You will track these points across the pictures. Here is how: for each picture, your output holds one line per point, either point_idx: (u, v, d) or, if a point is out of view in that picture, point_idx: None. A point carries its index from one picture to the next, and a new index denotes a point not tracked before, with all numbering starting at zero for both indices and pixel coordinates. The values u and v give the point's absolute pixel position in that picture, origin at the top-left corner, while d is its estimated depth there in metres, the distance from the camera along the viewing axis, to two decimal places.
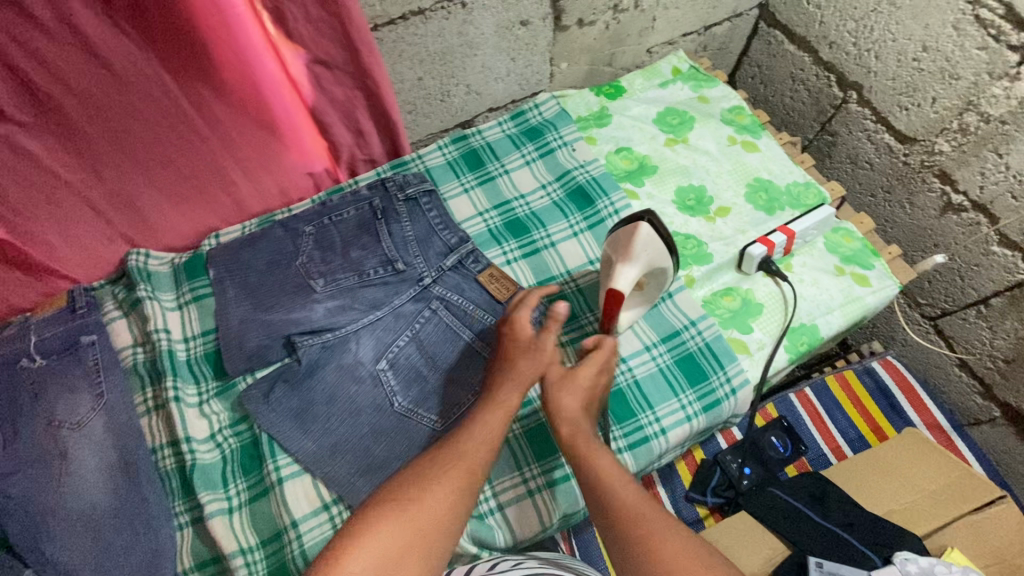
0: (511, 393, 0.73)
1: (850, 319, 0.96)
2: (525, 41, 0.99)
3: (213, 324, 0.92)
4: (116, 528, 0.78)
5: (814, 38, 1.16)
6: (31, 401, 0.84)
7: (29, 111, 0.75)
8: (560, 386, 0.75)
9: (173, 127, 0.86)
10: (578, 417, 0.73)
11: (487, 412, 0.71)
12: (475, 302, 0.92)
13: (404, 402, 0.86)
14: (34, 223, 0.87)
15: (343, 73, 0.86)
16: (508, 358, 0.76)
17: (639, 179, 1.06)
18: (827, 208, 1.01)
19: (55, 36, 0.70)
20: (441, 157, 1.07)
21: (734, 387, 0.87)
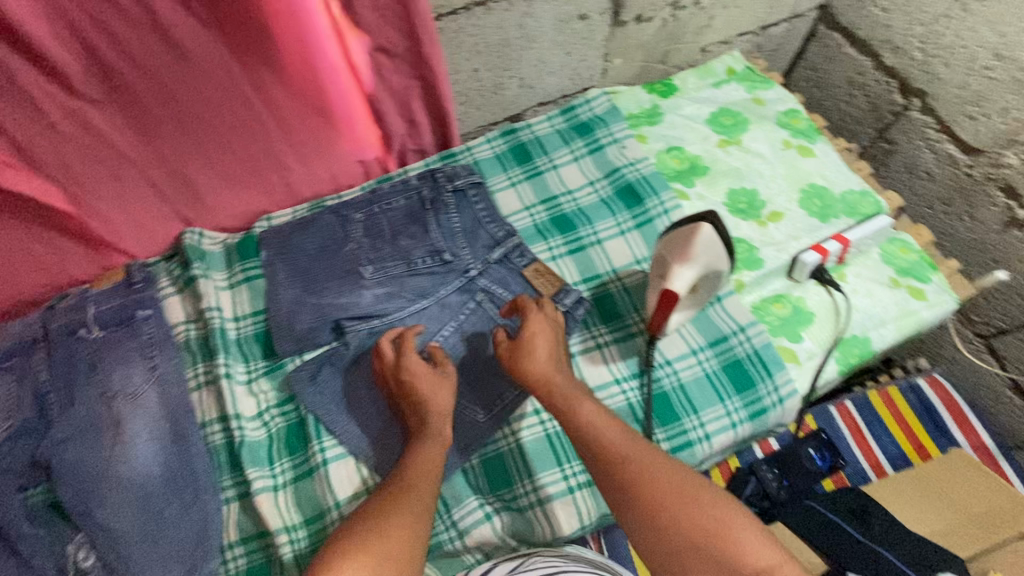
0: (437, 419, 0.77)
1: (904, 334, 0.93)
2: (582, 36, 0.98)
3: (263, 305, 0.94)
4: (166, 497, 0.80)
5: (877, 43, 1.13)
6: (87, 370, 0.86)
7: (99, 86, 0.77)
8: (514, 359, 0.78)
9: (232, 108, 0.87)
10: (545, 376, 0.76)
11: (423, 444, 0.75)
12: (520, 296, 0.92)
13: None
14: (96, 195, 0.89)
15: (403, 61, 0.87)
16: (419, 399, 0.78)
17: (690, 180, 1.04)
18: (885, 218, 0.99)
19: (129, 13, 0.71)
20: (489, 150, 1.07)
21: (781, 396, 0.85)
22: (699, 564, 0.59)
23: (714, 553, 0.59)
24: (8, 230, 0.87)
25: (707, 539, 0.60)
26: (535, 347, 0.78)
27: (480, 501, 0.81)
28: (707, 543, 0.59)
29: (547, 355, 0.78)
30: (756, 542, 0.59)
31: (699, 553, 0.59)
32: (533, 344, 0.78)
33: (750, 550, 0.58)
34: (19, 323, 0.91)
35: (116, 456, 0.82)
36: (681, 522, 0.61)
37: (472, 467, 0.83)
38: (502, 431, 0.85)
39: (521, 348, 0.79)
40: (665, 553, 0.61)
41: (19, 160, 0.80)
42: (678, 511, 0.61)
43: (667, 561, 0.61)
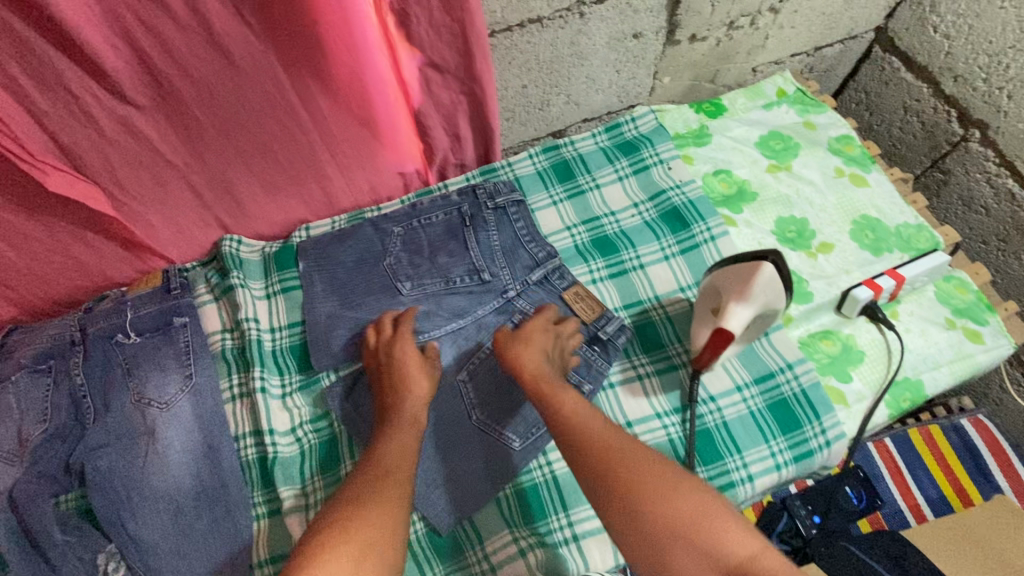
0: (413, 406, 0.76)
1: (958, 378, 0.89)
2: (633, 54, 0.96)
3: (299, 316, 0.93)
4: (197, 510, 0.80)
5: (937, 70, 1.08)
6: (123, 376, 0.86)
7: (148, 95, 0.76)
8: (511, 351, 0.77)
9: (278, 118, 0.86)
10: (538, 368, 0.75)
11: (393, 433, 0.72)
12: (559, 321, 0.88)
13: (480, 416, 0.83)
14: (139, 201, 0.88)
15: (453, 77, 0.85)
16: (401, 381, 0.78)
17: (737, 206, 1.01)
18: (941, 254, 0.94)
19: (183, 23, 0.70)
20: (531, 166, 1.05)
21: (829, 439, 0.82)
22: (675, 548, 0.56)
23: (690, 537, 0.56)
24: (52, 233, 0.87)
25: (683, 521, 0.57)
26: (527, 338, 0.78)
27: (511, 532, 0.79)
28: (684, 527, 0.57)
29: (541, 349, 0.78)
30: (734, 526, 0.56)
31: (676, 538, 0.56)
32: (529, 338, 0.78)
33: (732, 538, 0.55)
34: (58, 325, 0.91)
35: (149, 465, 0.81)
36: (658, 505, 0.58)
37: (506, 496, 0.82)
38: (537, 461, 0.83)
39: (518, 337, 0.79)
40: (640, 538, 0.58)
41: (65, 165, 0.79)
42: (655, 495, 0.59)
43: (642, 546, 0.58)
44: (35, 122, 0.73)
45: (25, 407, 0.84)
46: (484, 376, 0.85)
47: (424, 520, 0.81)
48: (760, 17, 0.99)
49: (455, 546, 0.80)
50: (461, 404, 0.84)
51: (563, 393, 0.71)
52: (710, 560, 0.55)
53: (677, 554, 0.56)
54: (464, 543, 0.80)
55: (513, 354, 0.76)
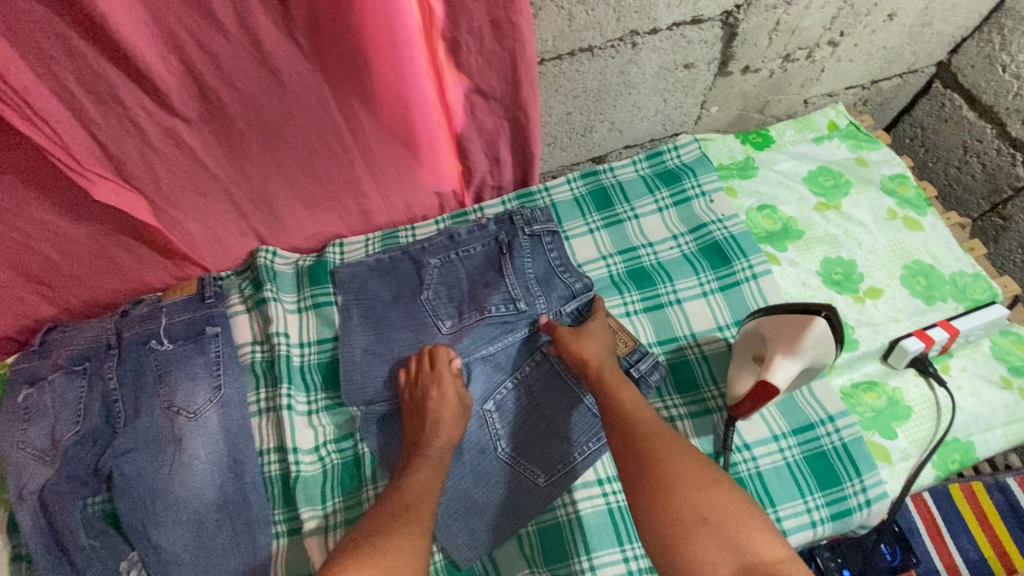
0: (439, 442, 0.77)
1: (1013, 442, 0.84)
2: (683, 84, 0.93)
3: (330, 333, 0.94)
4: (218, 523, 0.80)
5: (1003, 111, 1.02)
6: (154, 383, 0.87)
7: (196, 109, 0.76)
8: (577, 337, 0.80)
9: (321, 135, 0.86)
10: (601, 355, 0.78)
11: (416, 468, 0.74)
12: None
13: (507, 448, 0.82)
14: (179, 210, 0.89)
15: (498, 103, 0.83)
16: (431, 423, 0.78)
17: (782, 243, 0.97)
18: (999, 308, 0.89)
19: (234, 41, 0.69)
20: (569, 192, 1.03)
21: (870, 498, 0.78)
22: (703, 539, 0.56)
23: (724, 532, 0.56)
24: (95, 236, 0.88)
25: (717, 516, 0.57)
26: (591, 334, 0.81)
27: (531, 571, 0.77)
28: (719, 523, 0.56)
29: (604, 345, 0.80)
30: (769, 534, 0.56)
31: (707, 531, 0.56)
32: (593, 332, 0.82)
33: (761, 542, 0.55)
34: (95, 327, 0.92)
35: (175, 474, 0.82)
36: (697, 497, 0.58)
37: (528, 532, 0.79)
38: (562, 498, 0.81)
39: (583, 330, 0.82)
40: (671, 527, 0.58)
41: (111, 173, 0.80)
42: (693, 484, 0.60)
43: (667, 534, 0.58)
44: (86, 132, 0.74)
45: (59, 407, 0.86)
46: (510, 408, 0.84)
47: (443, 549, 0.78)
48: (818, 50, 0.96)
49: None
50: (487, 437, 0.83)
51: (623, 387, 0.74)
52: (739, 556, 0.55)
53: (705, 546, 0.56)
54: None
55: (580, 343, 0.79)
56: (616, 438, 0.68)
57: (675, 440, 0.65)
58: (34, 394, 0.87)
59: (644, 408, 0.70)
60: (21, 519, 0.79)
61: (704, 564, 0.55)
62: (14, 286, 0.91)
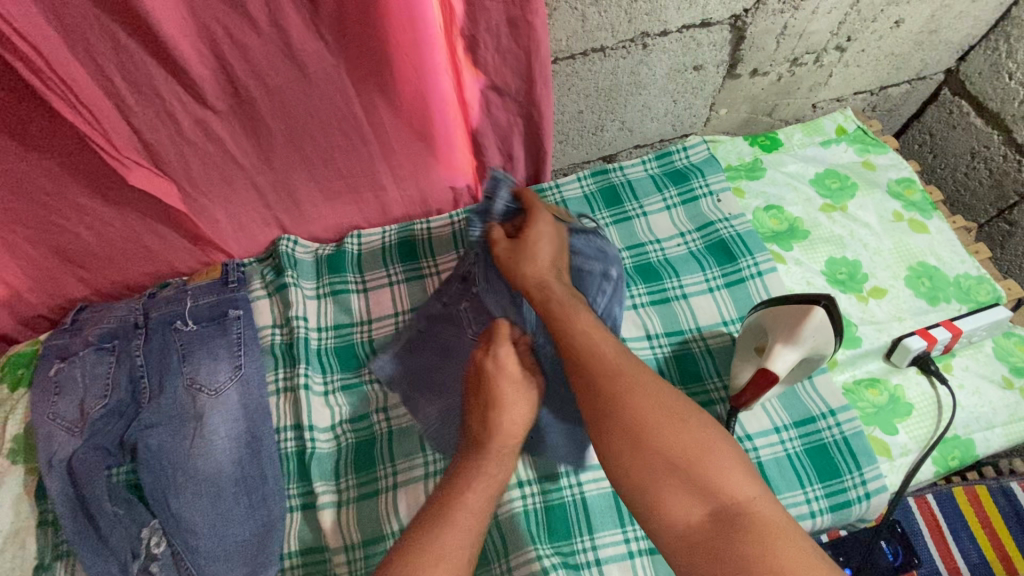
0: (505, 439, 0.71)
1: (1013, 442, 0.85)
2: (692, 85, 0.96)
3: (348, 320, 0.98)
4: (235, 496, 0.83)
5: (1010, 117, 1.03)
6: (178, 361, 0.91)
7: (226, 101, 0.81)
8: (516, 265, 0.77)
9: (343, 129, 0.90)
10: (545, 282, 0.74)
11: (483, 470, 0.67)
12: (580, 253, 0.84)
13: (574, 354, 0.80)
14: (207, 198, 0.93)
15: (512, 100, 0.87)
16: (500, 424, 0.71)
17: (788, 243, 1.00)
18: (1003, 309, 0.90)
19: (265, 37, 0.74)
20: (579, 189, 1.06)
21: (869, 492, 0.79)
22: (671, 486, 0.55)
23: (693, 477, 0.55)
24: (127, 220, 0.93)
25: (686, 461, 0.56)
26: (525, 256, 0.77)
27: (537, 550, 0.78)
28: (686, 467, 0.56)
29: (547, 264, 0.77)
30: (739, 474, 0.56)
31: (675, 477, 0.56)
32: (529, 249, 0.78)
33: (732, 480, 0.55)
34: (124, 307, 0.97)
35: (195, 448, 0.85)
36: (661, 442, 0.57)
37: (534, 509, 0.82)
38: (567, 479, 0.84)
39: (524, 250, 0.78)
40: (639, 474, 0.57)
41: (146, 161, 0.84)
42: (660, 430, 0.58)
43: (637, 486, 0.57)
44: (124, 121, 0.78)
45: (88, 381, 0.90)
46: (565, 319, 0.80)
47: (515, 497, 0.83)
48: (825, 55, 0.98)
49: (483, 554, 0.81)
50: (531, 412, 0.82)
51: (578, 314, 0.69)
52: (711, 499, 0.54)
53: (675, 493, 0.55)
54: (490, 553, 0.81)
55: (519, 271, 0.76)
56: (576, 385, 0.64)
57: (636, 378, 0.62)
58: (65, 368, 0.91)
59: (600, 339, 0.66)
60: (50, 486, 0.83)
61: (672, 508, 0.55)
62: (49, 267, 0.96)
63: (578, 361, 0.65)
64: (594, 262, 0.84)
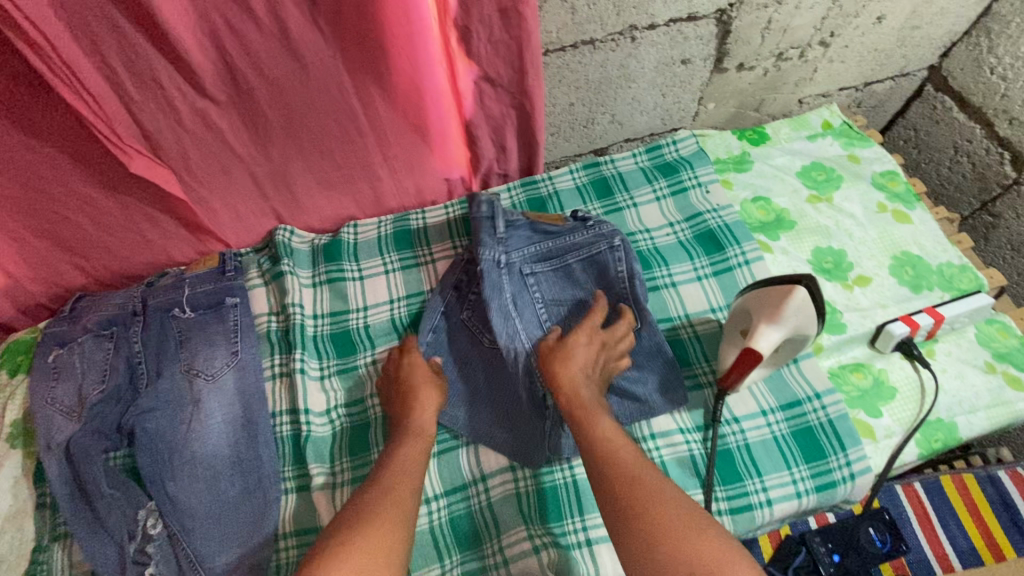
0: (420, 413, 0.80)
1: (996, 424, 0.87)
2: (680, 79, 0.99)
3: (343, 306, 1.00)
4: (231, 478, 0.85)
5: (991, 111, 1.06)
6: (176, 347, 0.92)
7: (225, 92, 0.83)
8: (556, 364, 0.79)
9: (339, 120, 0.92)
10: (578, 385, 0.77)
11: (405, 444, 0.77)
12: (578, 243, 0.91)
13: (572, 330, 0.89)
14: (205, 187, 0.95)
15: (505, 91, 0.89)
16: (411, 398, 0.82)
17: (775, 233, 1.02)
18: (985, 296, 0.92)
19: (264, 27, 0.76)
20: (571, 181, 1.08)
21: (854, 472, 0.81)
22: None
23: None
24: (126, 210, 0.95)
25: (703, 564, 0.56)
26: (557, 361, 0.79)
27: (527, 531, 0.80)
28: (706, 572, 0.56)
29: (581, 366, 0.79)
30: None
31: None
32: (571, 355, 0.79)
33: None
34: (122, 296, 0.98)
35: (193, 432, 0.86)
36: (680, 544, 0.58)
37: (526, 491, 0.83)
38: (560, 462, 0.84)
39: (560, 352, 0.80)
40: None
41: (146, 150, 0.86)
42: (674, 530, 0.59)
43: None
44: (125, 110, 0.80)
45: (86, 367, 0.91)
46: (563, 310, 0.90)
47: (488, 489, 0.84)
48: (810, 50, 1.01)
49: (473, 535, 0.82)
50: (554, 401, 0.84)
51: (600, 416, 0.73)
52: None
53: None
54: (482, 532, 0.82)
55: (554, 373, 0.78)
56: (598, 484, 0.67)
57: (653, 484, 0.64)
58: (64, 355, 0.93)
59: (621, 443, 0.70)
60: (49, 468, 0.84)
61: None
62: (49, 255, 0.97)
63: (598, 463, 0.68)
64: (598, 242, 0.90)
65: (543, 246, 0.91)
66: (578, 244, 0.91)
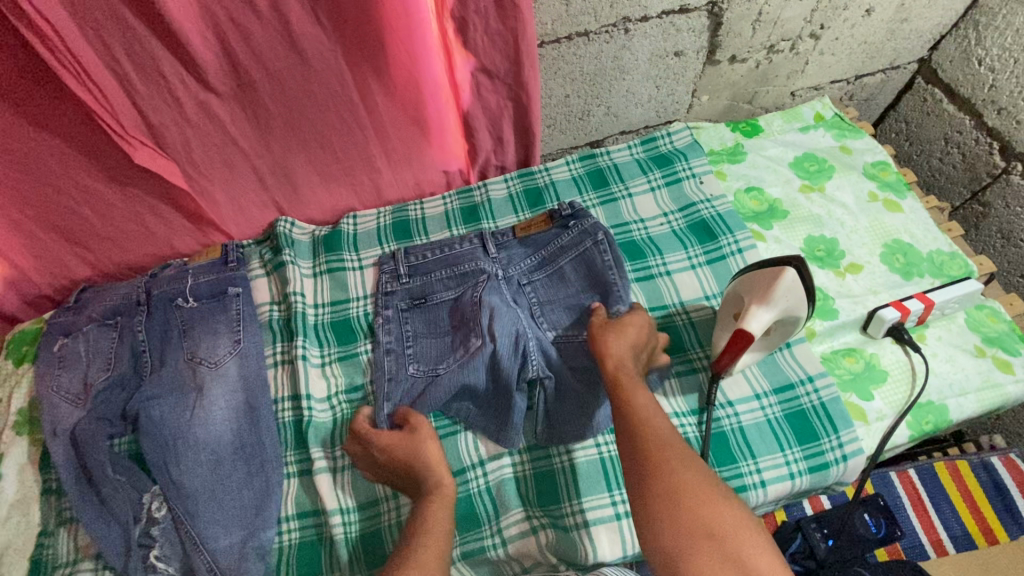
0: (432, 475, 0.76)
1: (985, 407, 0.88)
2: (674, 71, 1.01)
3: (344, 296, 1.01)
4: (234, 464, 0.86)
5: (980, 102, 1.08)
6: (179, 336, 0.94)
7: (228, 84, 0.85)
8: (608, 332, 0.79)
9: (340, 112, 0.94)
10: (624, 358, 0.76)
11: (428, 502, 0.73)
12: (562, 244, 0.91)
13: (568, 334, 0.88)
14: (207, 179, 0.97)
15: (501, 83, 0.91)
16: (416, 461, 0.78)
17: (768, 222, 1.04)
18: (974, 282, 0.94)
19: (265, 20, 0.78)
20: (567, 172, 1.10)
21: (846, 454, 0.82)
22: (709, 556, 0.56)
23: (727, 549, 0.57)
24: (130, 201, 0.97)
25: (723, 532, 0.57)
26: (606, 334, 0.79)
27: (526, 513, 0.82)
28: (723, 539, 0.57)
29: (632, 343, 0.78)
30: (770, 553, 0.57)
31: (712, 546, 0.57)
32: (625, 328, 0.80)
33: (762, 559, 0.56)
34: (126, 286, 1.00)
35: (195, 419, 0.88)
36: (703, 508, 0.59)
37: (523, 475, 0.84)
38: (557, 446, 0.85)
39: (614, 325, 0.81)
40: (674, 542, 0.58)
41: (150, 141, 0.88)
42: (700, 496, 0.60)
43: (666, 554, 0.58)
44: (130, 102, 0.82)
45: (92, 356, 0.93)
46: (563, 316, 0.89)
47: (487, 473, 0.85)
48: (801, 43, 1.03)
49: (473, 517, 0.82)
50: (549, 375, 0.85)
51: (638, 394, 0.71)
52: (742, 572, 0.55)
53: (707, 561, 0.56)
54: (481, 516, 0.82)
55: (605, 342, 0.78)
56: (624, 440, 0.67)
57: (684, 450, 0.64)
58: (70, 344, 0.95)
59: (654, 411, 0.69)
60: (54, 453, 0.86)
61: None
62: (54, 247, 0.99)
63: (628, 425, 0.68)
64: (583, 240, 0.90)
65: (540, 255, 0.93)
66: (565, 246, 0.91)
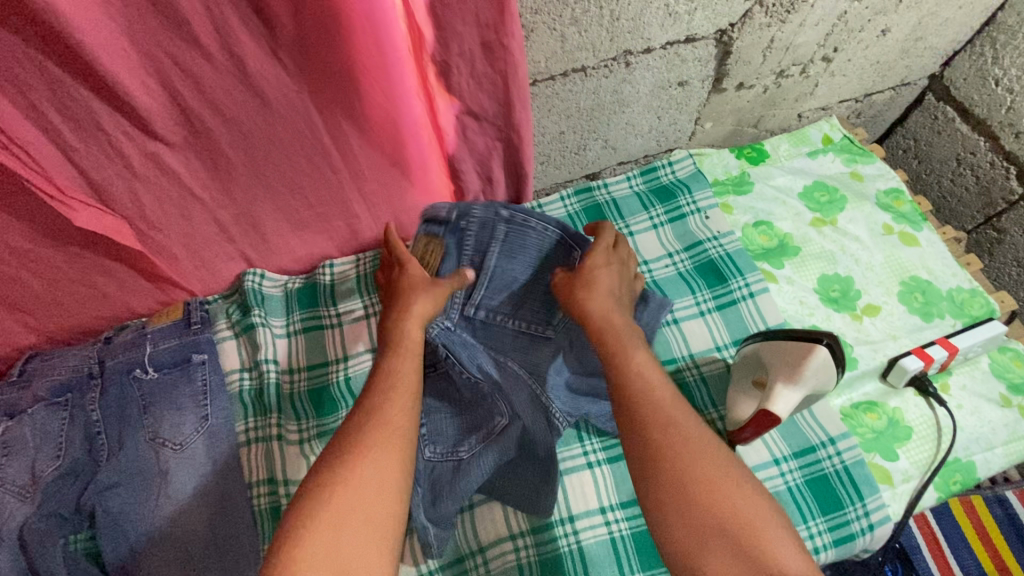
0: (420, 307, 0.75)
1: (1013, 459, 0.84)
2: (677, 101, 0.92)
3: (322, 359, 0.93)
4: (206, 560, 0.77)
5: (996, 124, 1.01)
6: (138, 414, 0.84)
7: (180, 134, 0.73)
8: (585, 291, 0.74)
9: (310, 157, 0.84)
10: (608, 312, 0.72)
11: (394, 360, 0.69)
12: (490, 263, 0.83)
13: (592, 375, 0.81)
14: (165, 235, 0.86)
15: (491, 124, 0.82)
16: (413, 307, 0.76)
17: (779, 260, 0.96)
18: (998, 324, 0.88)
19: (218, 64, 0.67)
20: (562, 209, 1.01)
21: (872, 523, 0.77)
22: (721, 554, 0.52)
23: (742, 546, 0.52)
24: (75, 263, 0.85)
25: (737, 525, 0.53)
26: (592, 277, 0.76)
27: None
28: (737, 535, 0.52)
29: (607, 290, 0.75)
30: (793, 549, 0.52)
31: (726, 545, 0.52)
32: (596, 280, 0.75)
33: (781, 554, 0.51)
34: (77, 355, 0.89)
35: (161, 508, 0.79)
36: (713, 500, 0.54)
37: (528, 561, 0.77)
38: (563, 527, 0.78)
39: (580, 283, 0.76)
40: (687, 545, 0.54)
41: (93, 200, 0.77)
42: (708, 485, 0.55)
43: (678, 553, 0.54)
44: (66, 160, 0.71)
45: (39, 442, 0.82)
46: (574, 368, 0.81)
47: (489, 564, 0.77)
48: (812, 66, 0.95)
49: None
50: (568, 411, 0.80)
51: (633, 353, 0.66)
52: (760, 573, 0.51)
53: (721, 562, 0.52)
54: None
55: (577, 301, 0.74)
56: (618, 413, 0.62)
57: (691, 431, 0.59)
58: (13, 427, 0.83)
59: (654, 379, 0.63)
60: None
61: None
62: None
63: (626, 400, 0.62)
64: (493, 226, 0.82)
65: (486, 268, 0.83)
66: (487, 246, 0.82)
